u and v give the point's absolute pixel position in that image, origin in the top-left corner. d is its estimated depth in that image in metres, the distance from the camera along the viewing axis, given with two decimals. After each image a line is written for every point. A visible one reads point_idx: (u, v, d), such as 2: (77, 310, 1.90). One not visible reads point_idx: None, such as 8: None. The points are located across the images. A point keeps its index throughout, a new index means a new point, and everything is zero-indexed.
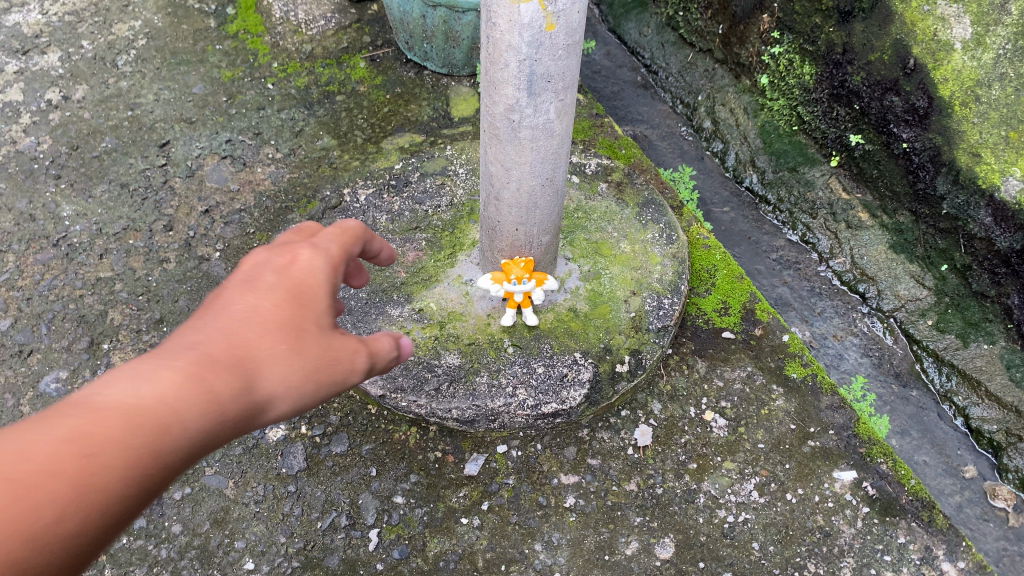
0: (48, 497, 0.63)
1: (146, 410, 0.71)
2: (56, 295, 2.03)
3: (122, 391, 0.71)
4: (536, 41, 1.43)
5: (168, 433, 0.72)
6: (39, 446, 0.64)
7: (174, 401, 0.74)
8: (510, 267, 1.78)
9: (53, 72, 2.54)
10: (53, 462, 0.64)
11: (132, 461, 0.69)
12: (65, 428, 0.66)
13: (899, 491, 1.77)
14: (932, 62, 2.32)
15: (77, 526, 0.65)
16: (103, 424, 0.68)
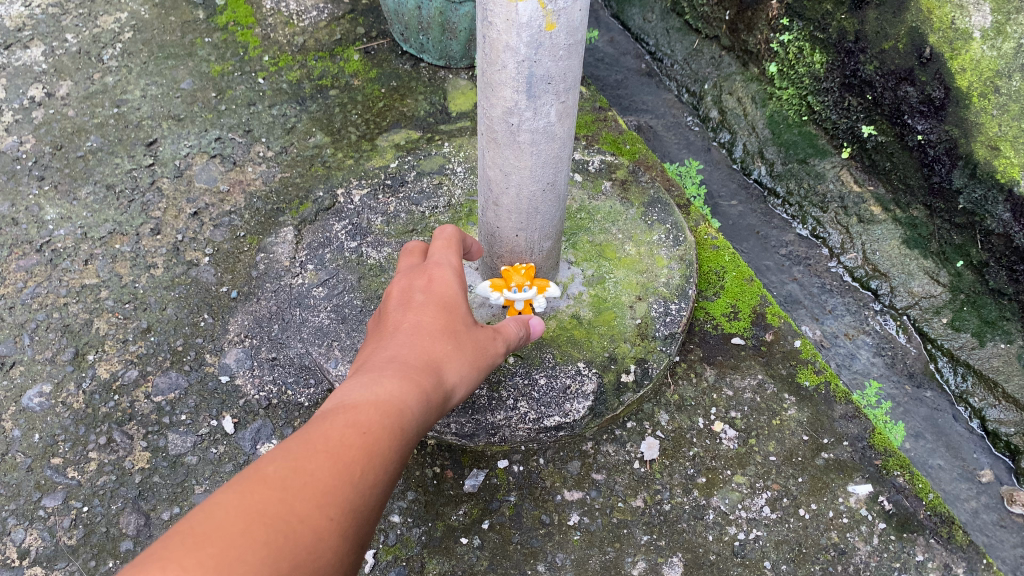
0: (349, 470, 0.78)
1: (385, 403, 0.88)
2: (39, 304, 1.95)
3: (363, 395, 0.88)
4: (535, 41, 1.34)
5: (405, 417, 0.89)
6: (328, 438, 0.79)
7: (400, 395, 0.92)
8: (510, 274, 1.69)
9: (36, 68, 2.45)
10: (343, 446, 0.79)
11: (393, 438, 0.85)
12: (339, 423, 0.81)
13: (916, 505, 1.70)
14: (949, 51, 2.24)
15: (378, 493, 0.80)
16: (363, 416, 0.84)
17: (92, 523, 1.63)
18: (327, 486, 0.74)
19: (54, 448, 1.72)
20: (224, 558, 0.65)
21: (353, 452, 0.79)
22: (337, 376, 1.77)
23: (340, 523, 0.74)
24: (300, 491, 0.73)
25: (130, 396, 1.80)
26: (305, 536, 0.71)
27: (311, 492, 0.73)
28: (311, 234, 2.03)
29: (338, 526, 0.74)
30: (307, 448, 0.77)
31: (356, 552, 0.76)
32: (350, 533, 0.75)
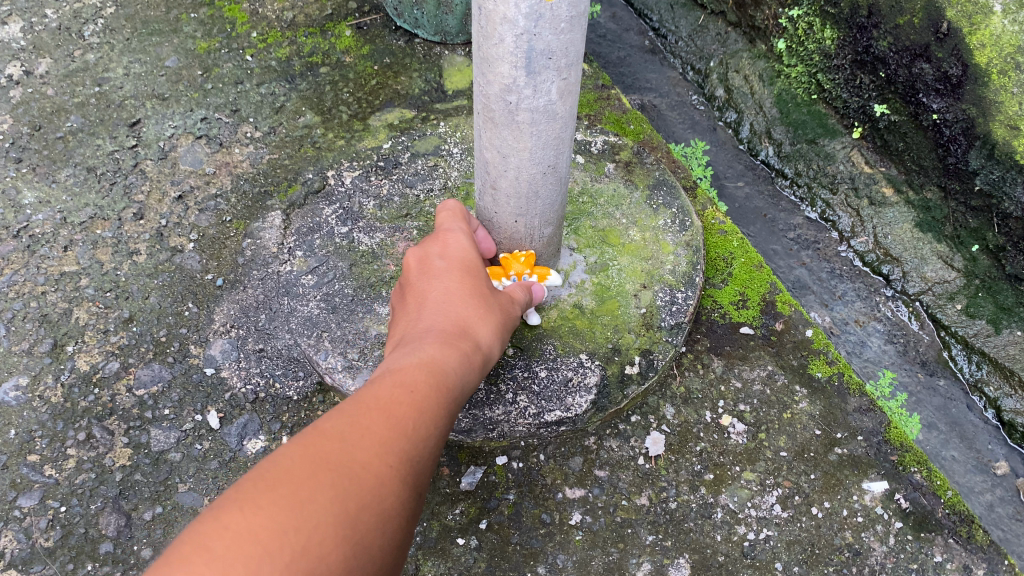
0: (398, 431, 0.88)
1: (425, 372, 1.00)
2: (16, 293, 1.87)
3: (404, 368, 1.00)
4: (535, 13, 1.24)
5: (445, 382, 1.01)
6: (376, 406, 0.89)
7: (439, 360, 1.05)
8: (511, 262, 1.66)
9: (14, 44, 2.35)
10: (393, 408, 0.90)
11: (435, 400, 0.96)
12: (384, 394, 0.92)
13: (934, 504, 1.62)
14: (968, 26, 2.14)
15: (425, 449, 0.90)
16: (409, 380, 0.97)
17: (71, 524, 1.55)
18: (383, 443, 0.85)
19: (31, 445, 1.64)
20: (299, 502, 0.74)
21: (399, 418, 0.90)
22: (328, 368, 1.68)
23: (397, 472, 0.84)
24: (361, 444, 0.83)
25: (111, 389, 1.72)
26: (366, 483, 0.80)
27: (369, 447, 0.84)
28: (300, 219, 1.94)
29: (395, 475, 0.83)
30: (361, 413, 0.87)
31: (415, 499, 0.86)
32: (406, 484, 0.85)
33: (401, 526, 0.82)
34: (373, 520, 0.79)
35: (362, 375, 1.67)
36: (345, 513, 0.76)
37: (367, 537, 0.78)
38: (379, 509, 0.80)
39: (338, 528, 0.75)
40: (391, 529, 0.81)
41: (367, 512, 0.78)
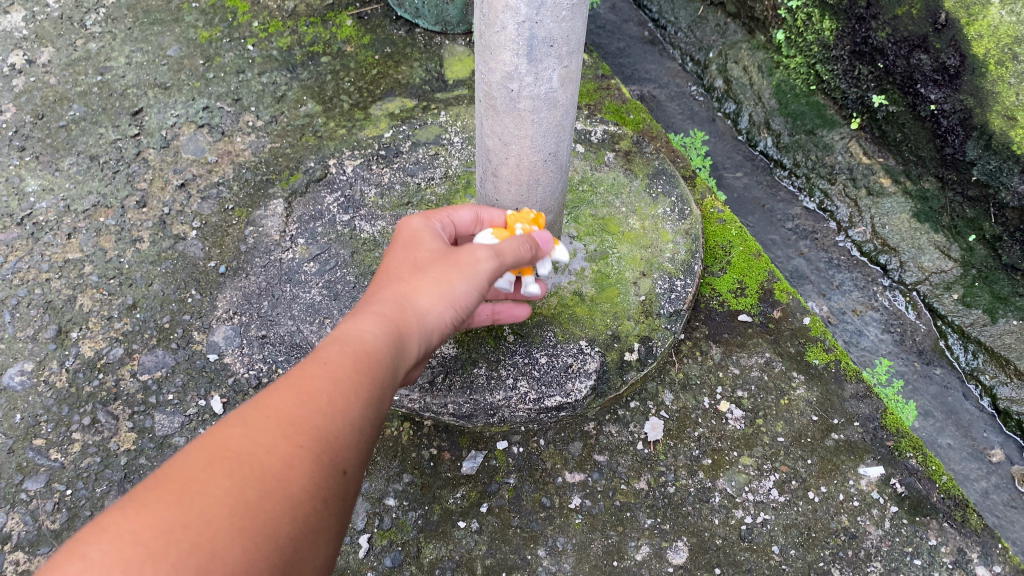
0: (309, 420, 0.92)
1: (352, 350, 1.02)
2: (21, 279, 1.88)
3: (334, 349, 1.02)
4: (537, 0, 1.25)
5: (375, 358, 1.04)
6: (291, 393, 0.94)
7: (372, 337, 1.07)
8: (513, 216, 1.45)
9: (17, 34, 2.36)
10: (308, 395, 0.94)
11: (358, 381, 1.00)
12: (301, 380, 0.96)
13: (929, 488, 1.64)
14: (966, 17, 2.19)
15: (339, 436, 0.94)
16: (332, 363, 0.99)
17: (76, 507, 1.57)
18: (290, 432, 0.90)
19: (36, 429, 1.66)
20: (187, 513, 0.79)
21: (313, 405, 0.94)
22: None
23: (303, 468, 0.89)
24: (265, 436, 0.89)
25: (116, 374, 1.74)
26: (263, 485, 0.85)
27: (277, 440, 0.89)
28: (301, 207, 1.95)
29: (299, 474, 0.88)
30: (271, 404, 0.92)
31: (330, 481, 0.92)
32: (314, 475, 0.90)
33: (311, 511, 0.89)
34: (280, 508, 0.85)
35: None
36: (245, 505, 0.83)
37: (274, 524, 0.84)
38: (285, 497, 0.86)
39: (231, 525, 0.81)
40: (301, 513, 0.87)
41: (270, 502, 0.85)
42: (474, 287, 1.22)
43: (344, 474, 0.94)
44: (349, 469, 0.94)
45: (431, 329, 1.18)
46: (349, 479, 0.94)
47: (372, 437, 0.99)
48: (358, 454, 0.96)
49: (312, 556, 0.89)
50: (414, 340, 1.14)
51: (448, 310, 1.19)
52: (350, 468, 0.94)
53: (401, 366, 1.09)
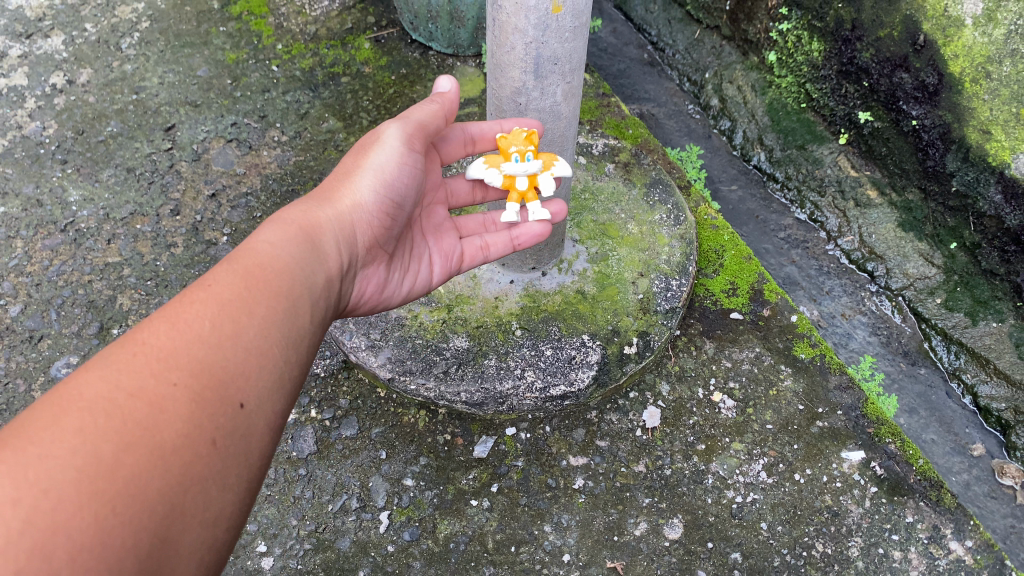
0: (184, 357, 0.95)
1: (244, 268, 1.09)
2: (65, 281, 2.04)
3: (228, 264, 1.09)
4: (543, 23, 1.41)
5: (271, 269, 1.11)
6: (166, 329, 0.97)
7: (276, 243, 1.16)
8: (507, 136, 1.47)
9: (57, 56, 2.54)
10: (185, 328, 0.98)
11: (246, 303, 1.05)
12: (179, 313, 0.99)
13: (907, 471, 1.77)
14: (942, 37, 2.24)
15: (224, 367, 0.98)
16: (218, 288, 1.05)
17: None
18: (164, 369, 0.93)
19: None
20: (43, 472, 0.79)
21: (191, 338, 0.97)
22: (353, 347, 1.85)
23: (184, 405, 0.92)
24: (135, 378, 0.90)
25: None
26: (135, 426, 0.87)
27: (144, 383, 0.91)
28: None
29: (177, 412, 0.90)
30: (139, 346, 0.94)
31: (212, 419, 0.93)
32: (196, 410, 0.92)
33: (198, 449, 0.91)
34: (144, 457, 0.85)
35: (384, 352, 1.85)
36: (97, 462, 0.82)
37: (139, 478, 0.84)
38: (152, 445, 0.87)
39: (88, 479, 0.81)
40: (173, 461, 0.88)
41: (140, 451, 0.85)
42: (390, 154, 1.35)
43: (231, 410, 0.96)
44: (239, 402, 0.97)
45: (353, 225, 1.29)
46: (237, 415, 0.97)
47: (268, 362, 1.03)
48: (248, 386, 0.99)
49: (203, 496, 0.90)
50: (330, 236, 1.24)
51: (369, 187, 1.32)
52: (247, 402, 0.98)
53: (316, 273, 1.18)
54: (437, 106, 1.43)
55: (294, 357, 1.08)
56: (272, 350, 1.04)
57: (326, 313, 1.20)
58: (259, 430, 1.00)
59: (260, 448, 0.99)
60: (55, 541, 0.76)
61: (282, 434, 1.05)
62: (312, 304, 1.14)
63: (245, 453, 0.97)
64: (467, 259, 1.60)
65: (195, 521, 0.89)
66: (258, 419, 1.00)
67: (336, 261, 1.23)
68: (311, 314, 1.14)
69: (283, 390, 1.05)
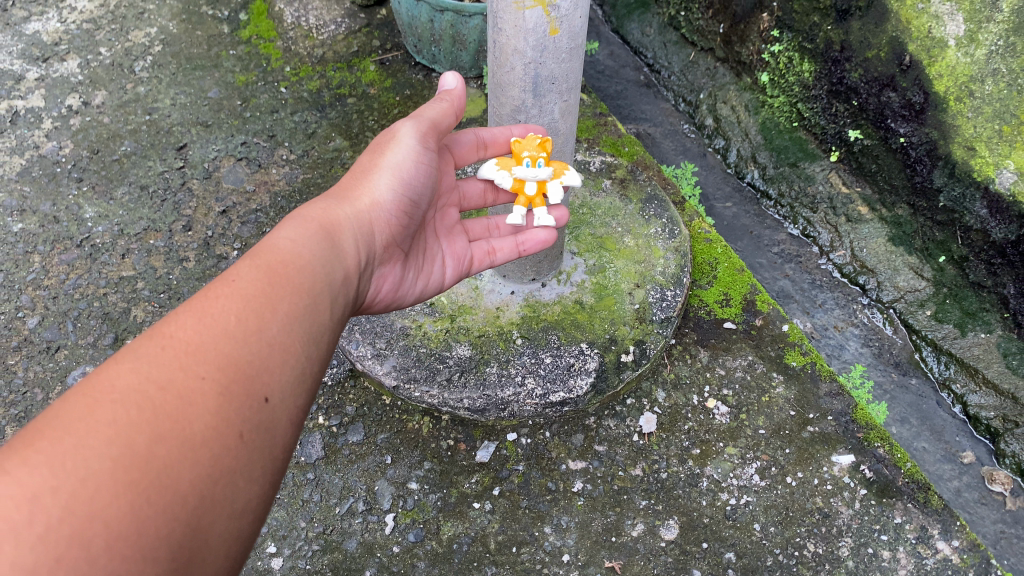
0: (211, 351, 0.98)
1: (267, 264, 1.13)
2: (81, 294, 2.11)
3: (251, 259, 1.13)
4: (540, 45, 1.49)
5: (293, 264, 1.15)
6: (193, 324, 1.00)
7: (297, 239, 1.20)
8: (522, 142, 1.54)
9: (73, 78, 2.63)
10: (211, 322, 1.01)
11: (270, 298, 1.08)
12: (205, 307, 1.02)
13: (895, 473, 1.83)
14: (927, 58, 2.28)
15: (250, 360, 1.01)
16: (242, 283, 1.08)
17: None
18: (192, 363, 0.96)
19: None
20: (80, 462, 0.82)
21: (216, 332, 1.00)
22: (359, 355, 1.93)
23: (212, 397, 0.94)
24: (164, 370, 0.93)
25: None
26: (166, 417, 0.89)
27: (173, 376, 0.93)
28: None
29: (205, 403, 0.93)
30: (166, 339, 0.97)
31: (239, 412, 0.96)
32: (224, 402, 0.95)
33: (227, 440, 0.94)
34: (174, 447, 0.88)
35: (389, 361, 1.92)
36: (131, 453, 0.85)
37: (171, 469, 0.87)
38: (182, 437, 0.89)
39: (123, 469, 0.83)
40: (202, 453, 0.90)
41: (171, 443, 0.88)
42: (404, 149, 1.42)
43: (257, 404, 0.99)
44: (265, 396, 1.00)
45: (370, 223, 1.35)
46: (263, 409, 0.99)
47: (291, 356, 1.06)
48: (273, 380, 1.02)
49: (232, 487, 0.93)
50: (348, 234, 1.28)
51: (386, 185, 1.38)
52: (272, 395, 1.01)
53: (335, 271, 1.21)
54: (446, 103, 1.51)
55: (315, 353, 1.11)
56: (295, 345, 1.08)
57: (345, 309, 1.24)
58: (283, 424, 1.02)
59: (285, 442, 1.02)
60: (93, 528, 0.78)
61: (304, 428, 1.07)
62: (331, 300, 1.18)
63: (270, 447, 1.00)
64: (475, 262, 1.68)
65: (225, 512, 0.92)
66: (282, 413, 1.02)
67: (354, 257, 1.28)
68: (331, 310, 1.17)
69: (305, 386, 1.08)
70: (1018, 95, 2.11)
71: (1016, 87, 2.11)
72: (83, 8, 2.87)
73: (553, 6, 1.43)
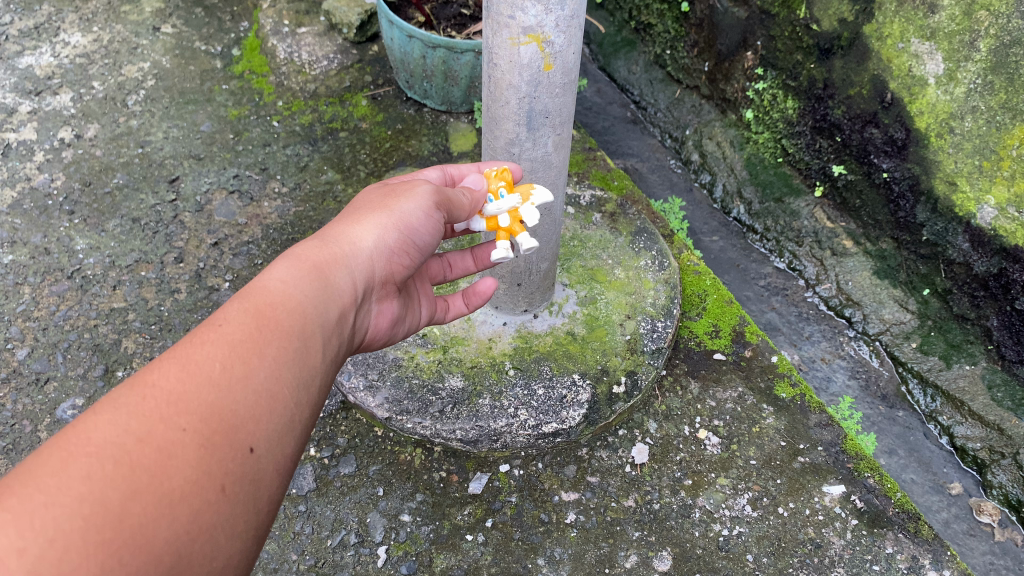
0: (194, 400, 0.95)
1: (255, 306, 1.10)
2: (71, 325, 2.10)
3: (239, 302, 1.10)
4: (535, 80, 1.52)
5: (281, 308, 1.12)
6: (177, 371, 0.97)
7: (289, 281, 1.17)
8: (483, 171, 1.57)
9: (65, 112, 2.65)
10: (195, 370, 0.98)
11: (257, 343, 1.05)
12: (190, 354, 0.99)
13: (886, 503, 1.83)
14: (908, 96, 2.32)
15: (234, 412, 0.98)
16: (229, 328, 1.05)
17: None
18: (173, 413, 0.93)
19: None
20: (49, 523, 0.79)
21: (200, 380, 0.97)
22: (351, 387, 1.93)
23: (192, 451, 0.91)
24: (143, 422, 0.90)
25: None
26: (142, 473, 0.86)
27: (153, 428, 0.90)
28: None
29: (185, 458, 0.90)
30: (148, 388, 0.94)
31: (221, 465, 0.94)
32: (206, 456, 0.92)
33: (207, 496, 0.91)
34: (152, 504, 0.85)
35: (381, 393, 1.92)
36: (105, 511, 0.82)
37: (146, 528, 0.84)
38: (159, 494, 0.86)
39: (91, 529, 0.80)
40: (180, 509, 0.87)
41: (148, 499, 0.85)
42: (409, 199, 1.39)
43: (240, 455, 0.97)
44: (248, 446, 0.98)
45: (367, 262, 1.33)
46: (246, 459, 0.97)
47: (278, 403, 1.04)
48: (258, 430, 1.00)
49: (211, 544, 0.90)
50: (340, 276, 1.26)
51: (385, 224, 1.36)
52: (257, 446, 0.99)
53: (325, 315, 1.19)
54: (467, 198, 1.49)
55: (304, 398, 1.09)
56: (282, 393, 1.05)
57: (337, 350, 1.22)
58: (267, 475, 1.00)
59: (268, 493, 1.00)
60: None
61: (291, 476, 1.05)
62: (321, 343, 1.16)
63: (254, 499, 0.97)
64: (440, 307, 1.71)
65: (202, 569, 0.89)
66: (267, 463, 1.00)
67: (346, 299, 1.27)
68: (322, 354, 1.15)
69: (293, 433, 1.05)
70: (996, 132, 2.15)
71: (994, 124, 2.15)
72: (76, 43, 2.89)
73: (548, 42, 1.46)
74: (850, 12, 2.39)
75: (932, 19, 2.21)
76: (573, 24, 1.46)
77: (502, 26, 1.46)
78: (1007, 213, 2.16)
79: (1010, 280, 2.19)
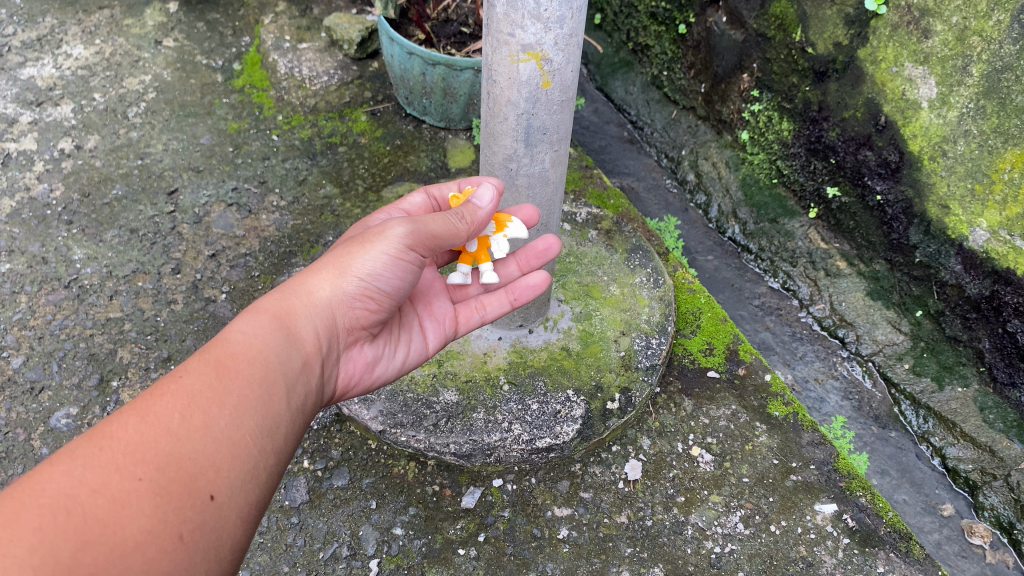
0: (150, 451, 1.03)
1: (216, 358, 1.19)
2: (67, 334, 2.11)
3: (202, 355, 1.19)
4: (533, 97, 1.54)
5: (243, 360, 1.20)
6: (136, 423, 1.05)
7: (250, 334, 1.25)
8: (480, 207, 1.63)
9: (66, 123, 2.67)
10: (154, 422, 1.06)
11: (218, 394, 1.14)
12: (149, 407, 1.08)
13: (877, 523, 1.83)
14: (902, 119, 2.33)
15: (191, 464, 1.06)
16: (190, 380, 1.14)
17: None
18: (126, 466, 1.00)
19: None
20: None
21: (158, 431, 1.06)
22: (345, 401, 1.93)
23: (142, 503, 0.99)
24: (97, 474, 0.98)
25: None
26: (92, 525, 0.94)
27: (108, 478, 0.99)
28: None
29: (137, 509, 0.98)
30: (106, 440, 1.02)
31: (179, 514, 1.01)
32: (160, 508, 1.00)
33: (159, 544, 0.98)
34: (103, 555, 0.93)
35: (375, 405, 1.92)
36: (55, 561, 0.90)
37: None
38: (110, 544, 0.94)
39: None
40: (133, 558, 0.95)
41: (98, 549, 0.93)
42: (387, 249, 1.39)
43: (200, 502, 1.04)
44: (209, 494, 1.06)
45: (327, 308, 1.39)
46: (206, 507, 1.05)
47: (239, 451, 1.12)
48: (219, 478, 1.08)
49: None
50: (303, 322, 1.34)
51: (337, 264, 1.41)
52: (217, 494, 1.07)
53: (287, 363, 1.26)
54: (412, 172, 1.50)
55: (269, 445, 1.17)
56: (244, 441, 1.13)
57: (304, 398, 1.29)
58: (230, 522, 1.08)
59: (231, 539, 1.07)
60: None
61: (257, 521, 1.13)
62: (285, 391, 1.23)
63: (210, 546, 1.04)
64: (464, 320, 1.70)
65: None
66: (229, 509, 1.08)
67: (311, 345, 1.34)
68: (285, 403, 1.23)
69: (257, 480, 1.13)
70: (989, 156, 2.16)
71: (986, 148, 2.17)
72: (78, 55, 2.92)
73: (546, 60, 1.48)
74: (846, 37, 2.42)
75: (926, 45, 2.23)
76: (571, 42, 1.48)
77: (501, 43, 1.48)
78: (999, 236, 2.18)
79: (1001, 302, 2.21)
